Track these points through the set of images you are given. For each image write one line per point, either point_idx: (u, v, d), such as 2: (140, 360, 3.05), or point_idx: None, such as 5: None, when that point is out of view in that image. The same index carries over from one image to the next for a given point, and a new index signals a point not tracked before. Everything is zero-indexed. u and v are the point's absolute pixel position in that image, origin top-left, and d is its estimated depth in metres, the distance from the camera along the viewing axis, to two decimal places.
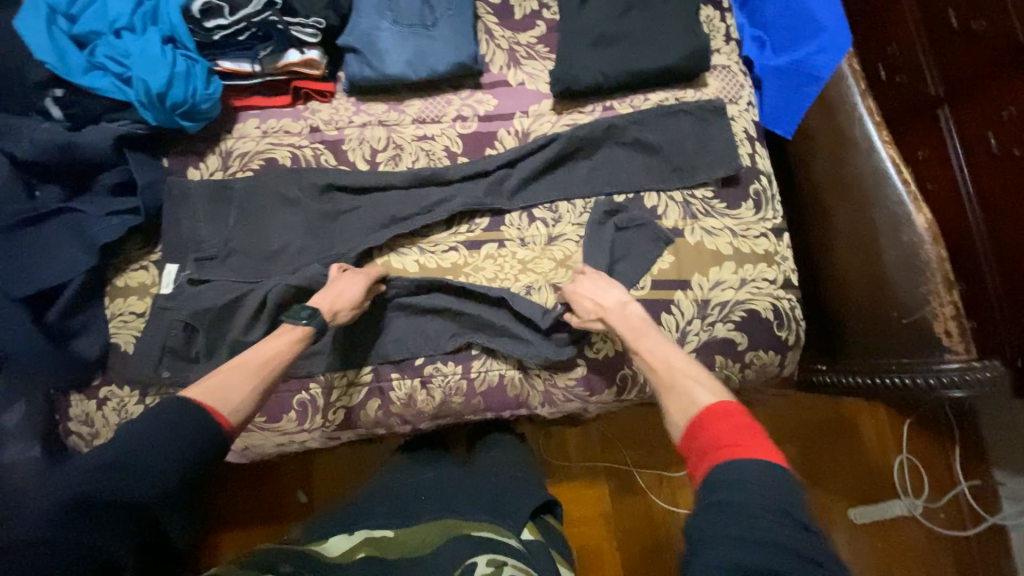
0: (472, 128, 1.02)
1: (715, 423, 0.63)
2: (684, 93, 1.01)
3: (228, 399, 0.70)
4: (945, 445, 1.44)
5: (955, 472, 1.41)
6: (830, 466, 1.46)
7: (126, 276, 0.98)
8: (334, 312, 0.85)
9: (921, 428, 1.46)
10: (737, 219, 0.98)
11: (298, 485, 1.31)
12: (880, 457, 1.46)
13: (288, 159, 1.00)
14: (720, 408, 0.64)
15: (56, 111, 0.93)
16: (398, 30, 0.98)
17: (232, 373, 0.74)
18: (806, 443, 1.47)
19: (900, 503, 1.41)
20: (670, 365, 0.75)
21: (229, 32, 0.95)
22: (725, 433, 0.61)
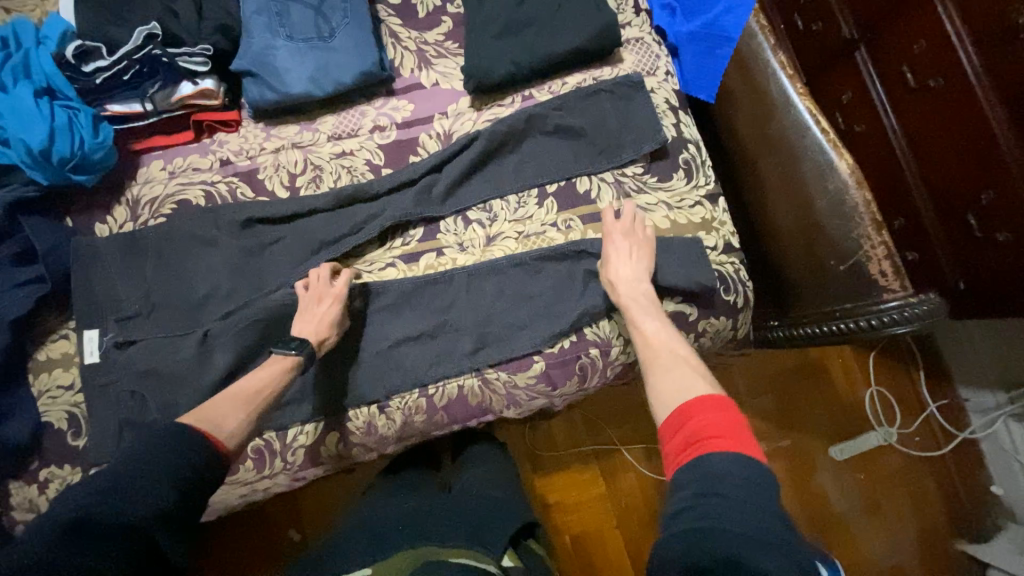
0: (391, 137, 0.98)
1: (701, 414, 0.64)
2: (600, 72, 1.00)
3: (222, 424, 0.69)
4: (911, 372, 1.49)
5: (922, 396, 1.47)
6: (807, 410, 1.50)
7: (46, 349, 0.92)
8: (322, 339, 0.83)
9: (886, 359, 1.51)
10: (671, 191, 0.98)
11: (288, 524, 1.26)
12: (851, 394, 1.51)
13: (201, 198, 0.95)
14: (709, 399, 0.66)
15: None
16: (295, 46, 0.92)
17: (218, 406, 0.71)
18: (780, 395, 1.50)
19: (874, 434, 1.47)
20: (671, 348, 0.79)
21: (111, 74, 0.89)
22: (707, 424, 0.63)
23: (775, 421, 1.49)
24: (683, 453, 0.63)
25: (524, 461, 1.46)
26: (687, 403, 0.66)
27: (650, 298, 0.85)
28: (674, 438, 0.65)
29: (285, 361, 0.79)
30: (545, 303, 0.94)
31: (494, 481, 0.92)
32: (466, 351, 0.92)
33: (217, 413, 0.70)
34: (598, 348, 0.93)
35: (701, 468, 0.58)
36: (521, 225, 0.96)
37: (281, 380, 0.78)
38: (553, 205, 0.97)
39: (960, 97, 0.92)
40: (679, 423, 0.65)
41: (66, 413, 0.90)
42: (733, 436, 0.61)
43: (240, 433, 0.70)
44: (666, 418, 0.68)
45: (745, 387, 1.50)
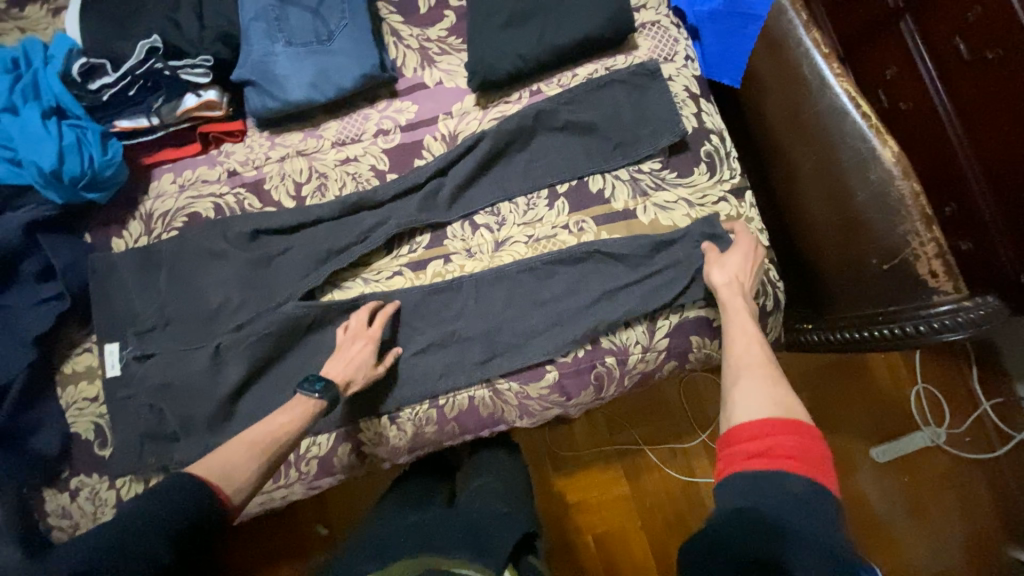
0: (396, 141, 0.95)
1: (777, 436, 0.56)
2: (613, 61, 0.93)
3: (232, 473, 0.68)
4: (961, 367, 1.37)
5: (975, 394, 1.35)
6: (846, 410, 1.41)
7: (72, 362, 0.95)
8: (348, 381, 0.83)
9: (932, 355, 1.40)
10: (691, 186, 0.91)
11: (316, 519, 1.30)
12: (895, 391, 1.41)
13: (211, 210, 0.95)
14: (792, 424, 0.57)
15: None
16: (294, 51, 0.90)
17: (232, 449, 0.71)
18: (816, 393, 1.42)
19: (921, 434, 1.36)
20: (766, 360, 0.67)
21: (116, 89, 0.89)
22: (783, 447, 0.55)
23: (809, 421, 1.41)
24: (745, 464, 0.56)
25: (544, 462, 1.43)
26: (772, 422, 0.57)
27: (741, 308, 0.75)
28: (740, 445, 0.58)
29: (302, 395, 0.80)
30: (557, 309, 0.89)
31: (503, 493, 0.89)
32: (475, 361, 0.89)
33: (230, 460, 0.69)
34: (614, 357, 0.89)
35: (762, 490, 0.52)
36: (531, 228, 0.92)
37: (298, 418, 0.78)
38: (563, 207, 0.92)
39: (1022, 68, 0.81)
40: (749, 435, 0.57)
41: (92, 424, 0.93)
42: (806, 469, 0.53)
43: (253, 465, 0.70)
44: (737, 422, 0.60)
45: None
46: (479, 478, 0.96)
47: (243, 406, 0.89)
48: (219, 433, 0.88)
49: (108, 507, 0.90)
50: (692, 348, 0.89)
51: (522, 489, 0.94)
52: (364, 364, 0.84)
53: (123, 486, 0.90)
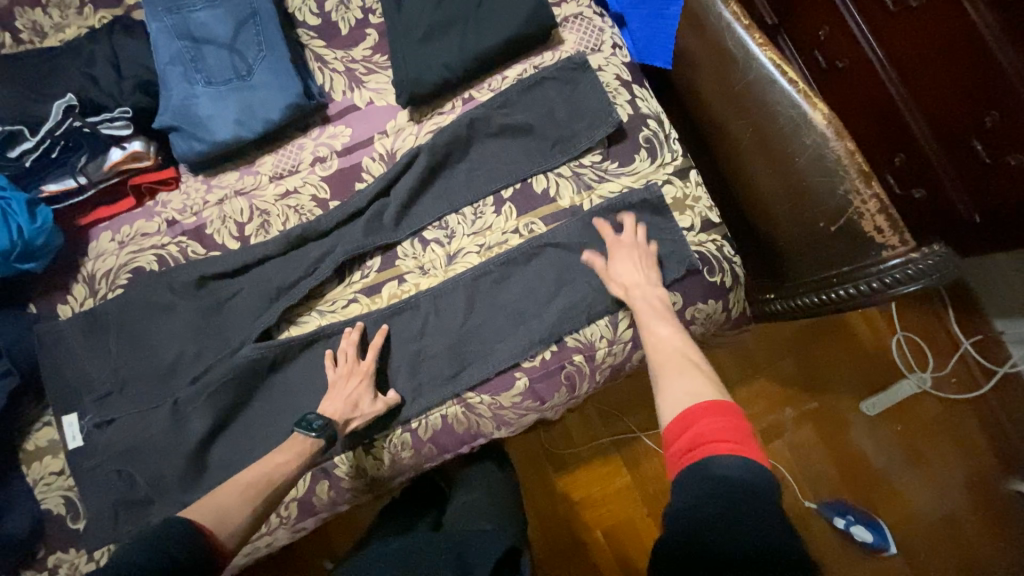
0: (334, 167, 0.94)
1: (702, 420, 0.57)
2: (541, 59, 0.92)
3: (222, 515, 0.67)
4: (937, 309, 1.38)
5: (954, 334, 1.36)
6: (831, 369, 1.42)
7: (34, 438, 0.92)
8: (348, 420, 0.81)
9: (908, 303, 1.41)
10: (635, 174, 0.90)
11: (323, 554, 1.28)
12: (877, 344, 1.42)
13: (155, 263, 0.92)
14: (713, 404, 0.58)
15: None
16: (216, 91, 0.87)
17: (225, 493, 0.70)
18: (800, 356, 1.43)
19: (907, 382, 1.37)
20: (680, 350, 0.70)
21: (38, 154, 0.87)
22: (712, 430, 0.56)
23: (798, 385, 1.42)
24: (685, 459, 0.56)
25: (543, 464, 1.42)
26: (696, 407, 0.59)
27: (649, 303, 0.79)
28: (675, 443, 0.58)
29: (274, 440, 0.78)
30: (518, 313, 0.89)
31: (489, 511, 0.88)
32: (444, 376, 0.88)
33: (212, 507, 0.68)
34: (582, 354, 0.88)
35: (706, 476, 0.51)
36: (482, 237, 0.91)
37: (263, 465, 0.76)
38: (511, 211, 0.91)
39: (942, 14, 0.82)
40: (678, 430, 0.58)
41: (62, 498, 0.90)
42: (740, 446, 0.53)
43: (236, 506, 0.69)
44: (666, 422, 0.61)
45: (759, 354, 1.43)
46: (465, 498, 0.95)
47: (214, 457, 0.87)
48: (192, 490, 0.85)
49: None
50: None
51: (503, 503, 0.96)
52: (363, 399, 0.83)
53: (101, 558, 0.87)
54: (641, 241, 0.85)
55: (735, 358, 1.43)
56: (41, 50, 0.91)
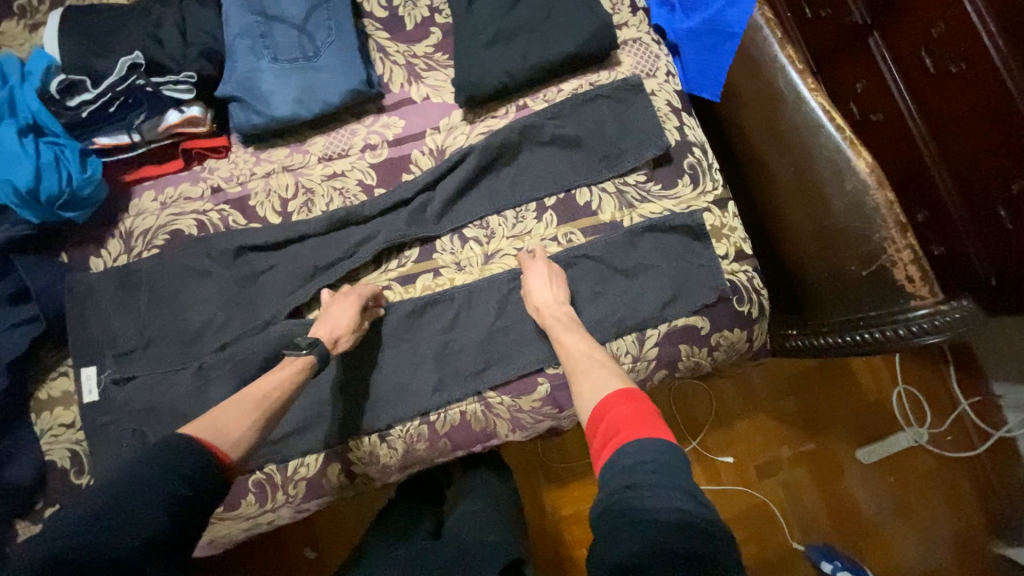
0: (383, 156, 0.96)
1: (613, 409, 0.64)
2: (597, 77, 0.95)
3: (225, 432, 0.64)
4: (939, 366, 1.41)
5: (954, 393, 1.38)
6: (830, 413, 1.44)
7: (48, 387, 0.92)
8: (335, 339, 0.81)
9: (910, 357, 1.44)
10: (676, 198, 0.92)
11: (304, 542, 1.28)
12: (877, 394, 1.44)
13: (194, 227, 0.93)
14: (622, 393, 0.66)
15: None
16: (280, 68, 0.89)
17: (221, 412, 0.67)
18: (802, 396, 1.45)
19: (904, 434, 1.39)
20: (589, 354, 0.77)
21: (96, 106, 0.86)
22: (622, 417, 0.63)
23: (797, 425, 1.43)
24: (602, 453, 0.62)
25: (538, 476, 1.42)
26: (608, 398, 0.66)
27: (570, 318, 0.84)
28: (597, 435, 0.64)
29: (296, 364, 0.76)
30: None
31: (490, 519, 0.93)
32: (469, 373, 0.89)
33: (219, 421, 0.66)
34: None
35: (625, 459, 0.57)
36: (520, 241, 0.92)
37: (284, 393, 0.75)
38: (552, 219, 0.92)
39: (985, 80, 0.85)
40: (594, 426, 0.65)
41: (68, 452, 0.89)
42: (646, 428, 0.60)
43: (247, 441, 0.66)
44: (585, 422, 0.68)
45: (761, 390, 1.45)
46: (467, 504, 1.01)
47: None
48: None
49: None
50: (681, 356, 0.90)
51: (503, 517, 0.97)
52: (348, 318, 0.83)
53: None
54: (665, 248, 0.90)
55: (740, 392, 1.45)
56: (112, 7, 0.92)
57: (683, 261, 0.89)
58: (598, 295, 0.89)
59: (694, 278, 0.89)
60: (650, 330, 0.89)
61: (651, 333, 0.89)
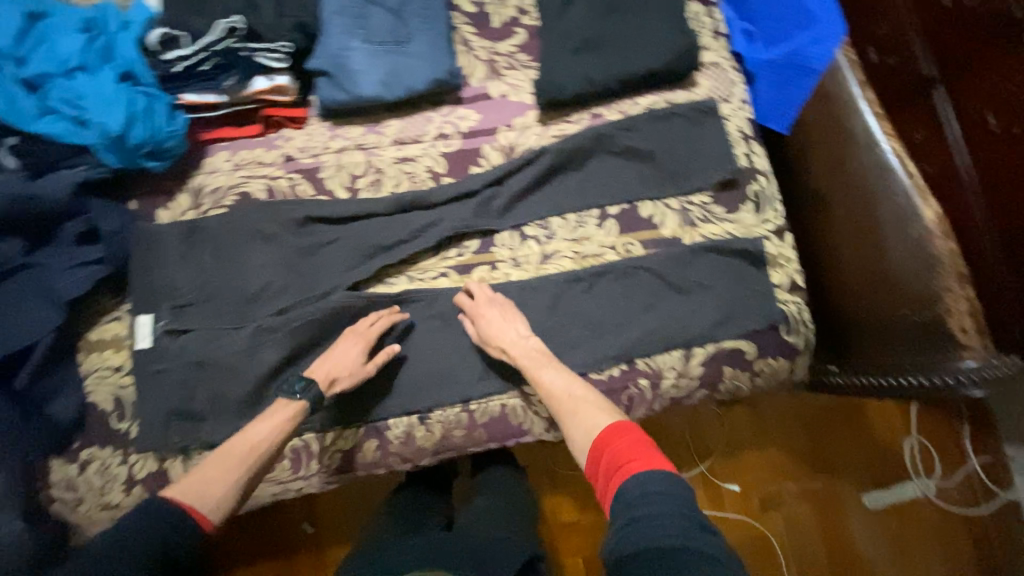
0: (455, 146, 0.98)
1: (612, 443, 0.69)
2: (674, 95, 0.97)
3: (208, 491, 0.69)
4: (953, 422, 1.41)
5: (964, 449, 1.38)
6: (840, 455, 1.44)
7: (100, 329, 0.92)
8: (333, 380, 0.83)
9: (927, 408, 1.44)
10: (738, 222, 0.93)
11: (303, 517, 1.31)
12: (889, 440, 1.44)
13: (263, 192, 0.95)
14: (616, 426, 0.71)
15: (10, 160, 0.87)
16: (372, 49, 0.92)
17: (210, 466, 0.72)
18: (817, 435, 1.45)
19: (911, 484, 1.40)
20: (568, 392, 0.80)
21: (190, 63, 0.89)
22: (622, 451, 0.67)
23: (806, 463, 1.44)
24: (609, 486, 0.66)
25: (542, 478, 1.43)
26: (605, 432, 0.71)
27: (541, 349, 0.86)
28: (601, 468, 0.69)
29: (290, 411, 0.79)
30: (598, 324, 0.90)
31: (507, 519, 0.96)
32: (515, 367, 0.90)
33: (207, 478, 0.70)
34: (649, 379, 0.90)
35: (633, 490, 0.62)
36: (579, 245, 0.93)
37: (286, 425, 0.79)
38: (614, 227, 0.93)
39: None
40: (596, 461, 0.70)
41: (112, 396, 0.90)
42: (646, 459, 0.65)
43: (231, 498, 0.70)
44: (586, 457, 0.72)
45: (776, 424, 1.45)
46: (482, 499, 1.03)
47: (273, 394, 0.87)
48: (245, 419, 0.86)
49: (119, 482, 0.88)
50: (725, 378, 0.91)
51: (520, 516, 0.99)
52: (353, 360, 0.84)
53: (137, 463, 0.88)
54: (725, 269, 0.91)
55: (754, 423, 1.45)
56: None
57: (740, 284, 0.90)
58: (650, 308, 0.90)
59: (749, 303, 0.90)
60: (696, 349, 0.90)
61: (697, 352, 0.90)
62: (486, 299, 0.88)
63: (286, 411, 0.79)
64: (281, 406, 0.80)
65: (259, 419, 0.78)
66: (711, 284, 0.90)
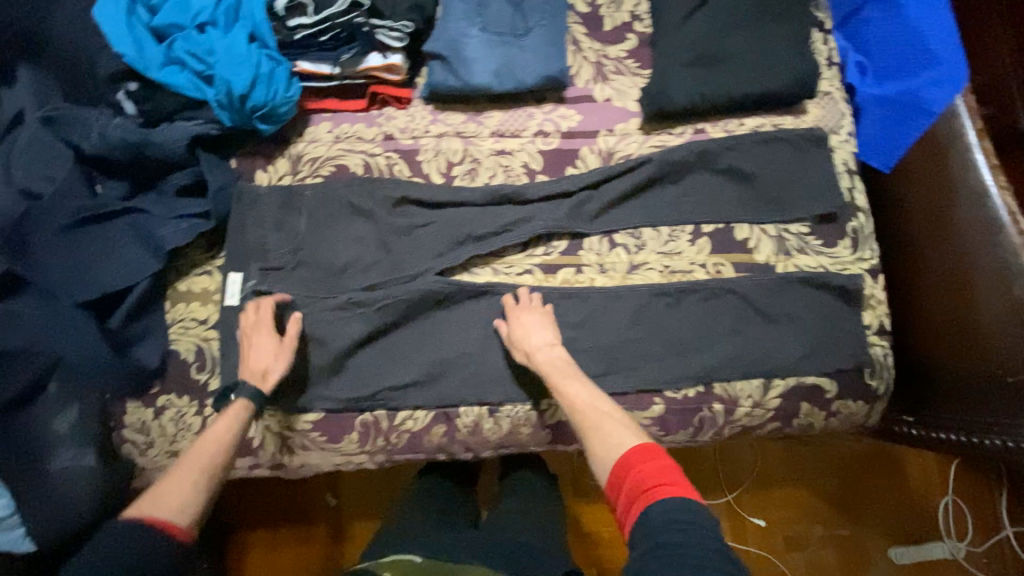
0: (554, 145, 0.97)
1: (636, 466, 0.66)
2: (782, 120, 0.95)
3: (170, 499, 0.65)
4: (991, 486, 1.39)
5: (999, 516, 1.37)
6: (872, 504, 1.41)
7: (189, 281, 0.94)
8: (265, 373, 0.82)
9: (966, 469, 1.41)
10: (834, 258, 0.91)
11: (326, 488, 1.32)
12: (923, 496, 1.41)
13: (360, 167, 0.96)
14: (645, 447, 0.67)
15: (128, 105, 0.89)
16: (487, 39, 0.92)
17: (174, 477, 0.68)
18: (851, 480, 1.42)
19: (942, 545, 1.36)
20: (593, 405, 0.76)
21: (311, 32, 0.90)
22: (648, 474, 0.65)
23: (836, 507, 1.41)
24: (630, 508, 0.64)
25: (565, 483, 1.38)
26: (631, 454, 0.67)
27: (566, 359, 0.84)
28: (623, 489, 0.66)
29: (235, 413, 0.78)
30: (680, 342, 0.89)
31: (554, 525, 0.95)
32: (591, 374, 0.88)
33: (169, 489, 0.66)
34: (723, 405, 0.89)
35: (659, 518, 0.60)
36: (669, 259, 0.91)
37: (239, 421, 0.77)
38: (705, 246, 0.92)
39: None
40: (617, 481, 0.67)
41: (194, 347, 0.92)
42: (675, 486, 0.63)
43: (196, 502, 0.67)
44: (607, 477, 0.69)
45: (811, 463, 1.43)
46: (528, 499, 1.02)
47: (352, 366, 0.88)
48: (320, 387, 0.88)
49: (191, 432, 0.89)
50: (800, 413, 0.90)
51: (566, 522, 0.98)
52: (279, 352, 0.84)
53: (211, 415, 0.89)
54: (815, 303, 0.89)
55: (788, 461, 1.43)
56: None
57: (828, 320, 0.89)
58: (734, 333, 0.89)
59: (835, 341, 0.88)
60: (777, 379, 0.88)
61: (777, 383, 0.88)
62: (527, 304, 0.88)
63: (237, 413, 0.78)
64: (221, 417, 0.77)
65: (206, 432, 0.74)
66: (799, 316, 0.89)
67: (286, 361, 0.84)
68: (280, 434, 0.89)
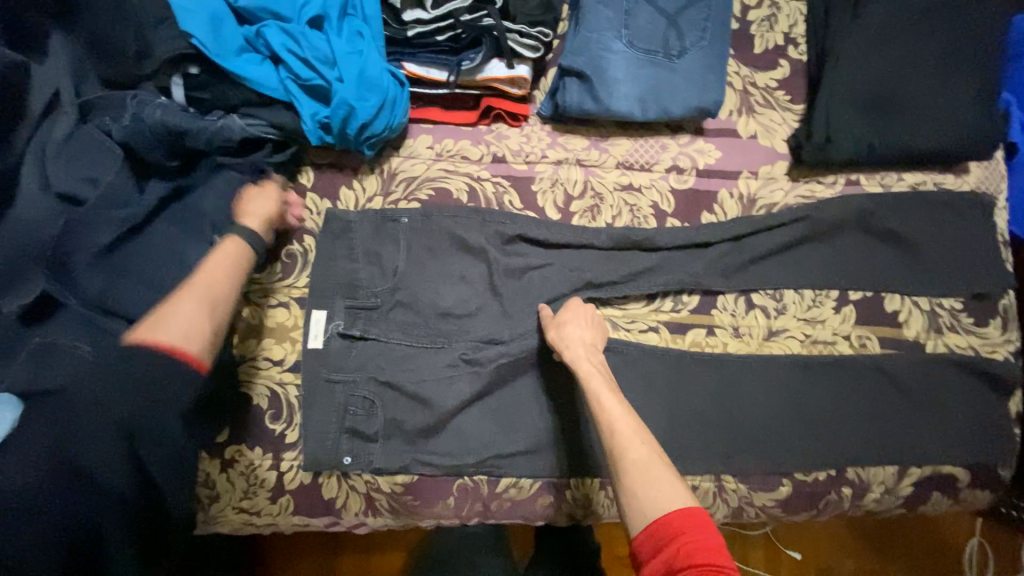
0: (688, 184, 0.85)
1: (680, 534, 0.52)
2: (942, 178, 0.85)
3: (179, 329, 0.57)
4: None
5: None
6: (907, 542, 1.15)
7: (261, 312, 0.80)
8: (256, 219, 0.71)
9: None
10: (984, 338, 0.84)
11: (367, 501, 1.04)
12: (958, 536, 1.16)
13: (464, 193, 0.83)
14: (689, 514, 0.53)
15: (179, 91, 0.74)
16: (633, 55, 0.78)
17: (174, 304, 0.59)
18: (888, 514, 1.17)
19: None
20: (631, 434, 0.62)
21: (427, 29, 0.76)
22: (694, 547, 0.51)
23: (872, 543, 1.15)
24: None
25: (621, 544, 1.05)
26: (671, 517, 0.53)
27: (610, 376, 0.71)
28: (658, 557, 0.52)
29: (229, 250, 0.66)
30: (816, 420, 0.81)
31: None
32: (719, 451, 0.80)
33: (172, 314, 0.57)
34: (853, 489, 0.81)
35: None
36: (811, 327, 0.83)
37: (233, 258, 0.66)
38: (850, 315, 0.83)
39: None
40: (653, 545, 0.53)
41: (268, 393, 0.78)
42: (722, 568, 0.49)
43: (211, 334, 0.59)
44: (640, 537, 0.54)
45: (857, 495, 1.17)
46: None
47: (453, 426, 0.78)
48: (416, 449, 0.77)
49: (263, 488, 0.77)
50: (928, 503, 0.83)
51: None
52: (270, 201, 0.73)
53: (289, 471, 0.77)
54: (959, 387, 0.82)
55: None
56: None
57: (970, 405, 0.82)
58: (871, 411, 0.81)
59: (975, 429, 0.82)
60: (915, 466, 0.81)
61: (915, 471, 0.81)
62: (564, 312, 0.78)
63: (230, 251, 0.66)
64: (215, 252, 0.66)
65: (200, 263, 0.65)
66: (943, 399, 0.82)
67: (279, 198, 0.75)
68: (367, 496, 0.78)
